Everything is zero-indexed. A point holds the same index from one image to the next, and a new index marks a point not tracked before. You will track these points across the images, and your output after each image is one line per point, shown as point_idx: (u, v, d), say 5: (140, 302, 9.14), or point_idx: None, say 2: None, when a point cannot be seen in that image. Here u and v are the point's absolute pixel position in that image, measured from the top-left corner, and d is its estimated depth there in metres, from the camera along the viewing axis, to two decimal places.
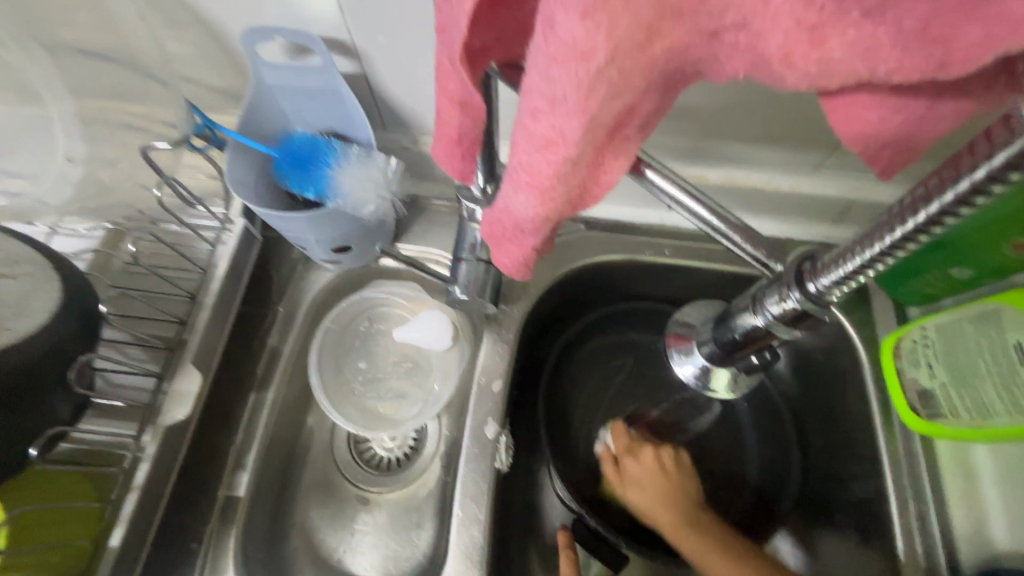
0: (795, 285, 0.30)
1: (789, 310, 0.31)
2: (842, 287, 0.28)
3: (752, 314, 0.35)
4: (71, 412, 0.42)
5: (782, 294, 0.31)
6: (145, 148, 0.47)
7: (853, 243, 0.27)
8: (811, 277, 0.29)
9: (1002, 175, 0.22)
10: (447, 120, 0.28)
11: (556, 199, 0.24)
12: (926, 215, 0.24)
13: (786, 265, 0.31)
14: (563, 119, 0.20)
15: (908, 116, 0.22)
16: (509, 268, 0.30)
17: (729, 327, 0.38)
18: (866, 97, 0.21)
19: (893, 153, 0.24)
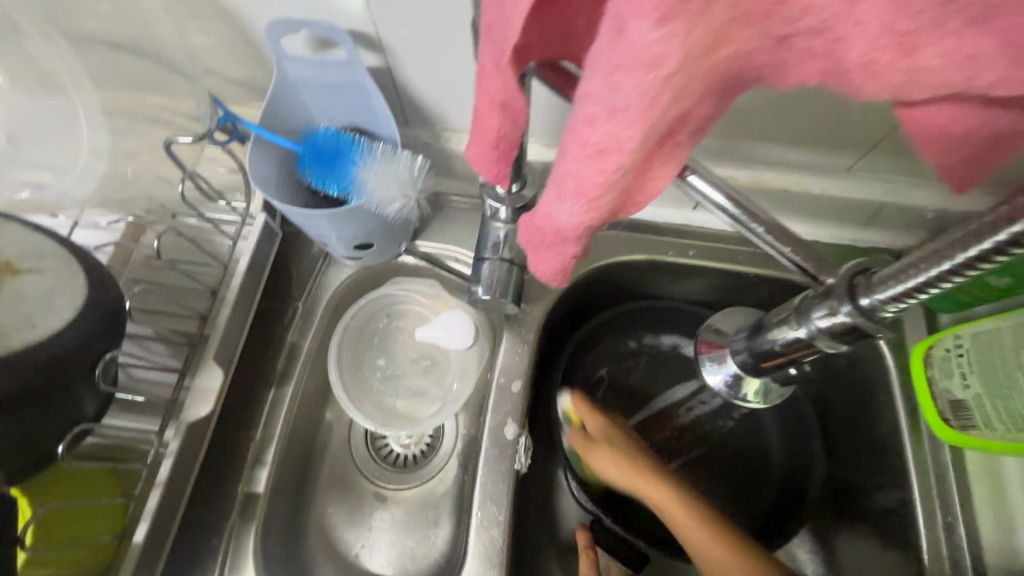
0: (847, 298, 0.29)
1: (838, 324, 0.30)
2: (899, 304, 0.27)
3: (794, 325, 0.34)
4: (97, 409, 0.42)
5: (832, 307, 0.30)
6: (168, 142, 0.47)
7: (913, 261, 0.26)
8: (865, 291, 0.28)
9: None
10: (485, 121, 0.27)
11: (602, 206, 0.23)
12: (996, 241, 0.23)
13: (839, 277, 0.30)
14: (621, 128, 0.19)
15: (994, 130, 0.21)
16: (546, 275, 0.29)
17: (767, 337, 0.37)
18: (951, 108, 0.20)
19: (970, 168, 0.22)
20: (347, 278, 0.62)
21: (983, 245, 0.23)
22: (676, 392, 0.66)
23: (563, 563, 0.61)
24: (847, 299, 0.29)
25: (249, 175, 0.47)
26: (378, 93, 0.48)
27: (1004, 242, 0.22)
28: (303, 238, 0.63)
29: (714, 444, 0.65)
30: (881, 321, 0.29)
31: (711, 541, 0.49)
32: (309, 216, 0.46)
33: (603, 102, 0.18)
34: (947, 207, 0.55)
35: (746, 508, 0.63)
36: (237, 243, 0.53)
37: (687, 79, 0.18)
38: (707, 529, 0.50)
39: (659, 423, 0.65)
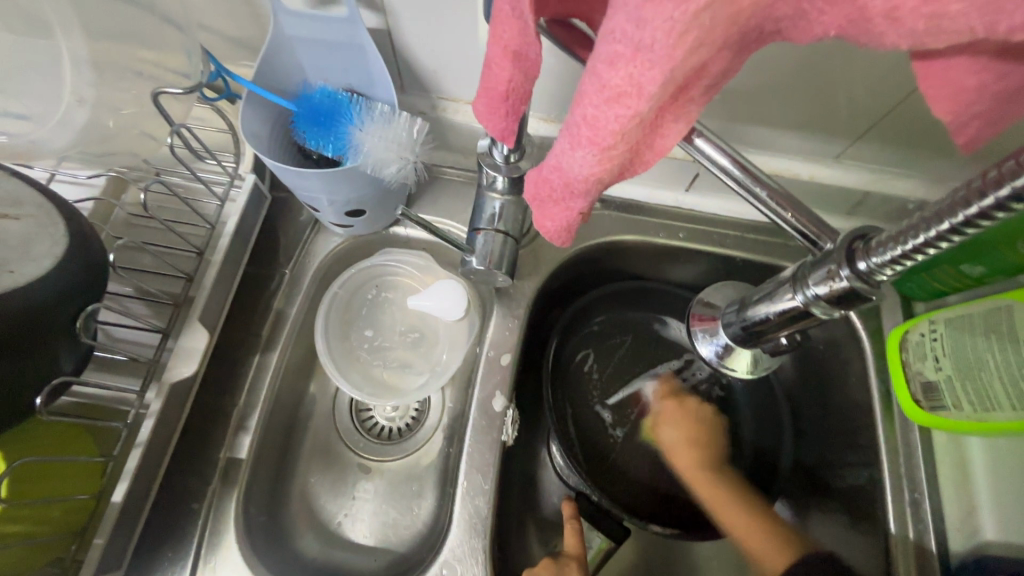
0: (845, 262, 0.30)
1: (836, 290, 0.31)
2: (894, 267, 0.28)
3: (790, 293, 0.35)
4: (75, 365, 0.40)
5: (831, 273, 0.31)
6: (157, 92, 0.45)
7: (910, 224, 0.26)
8: (863, 255, 0.29)
9: None
10: (496, 72, 0.27)
11: (615, 157, 0.23)
12: (988, 202, 0.24)
13: (837, 241, 0.31)
14: (644, 69, 0.19)
15: (1006, 86, 0.22)
16: (551, 232, 0.29)
17: (764, 307, 0.37)
18: (967, 60, 0.22)
19: (985, 125, 0.24)
20: (336, 247, 0.61)
21: (976, 206, 0.24)
22: (658, 370, 0.67)
23: (544, 535, 0.62)
24: (846, 263, 0.30)
25: (242, 131, 0.45)
26: (378, 54, 0.47)
27: (999, 202, 0.23)
28: (292, 205, 0.62)
29: None
30: (878, 285, 0.30)
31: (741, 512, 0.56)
32: (302, 176, 0.45)
33: (629, 41, 0.18)
34: (929, 198, 0.56)
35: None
36: (225, 204, 0.52)
37: (713, 20, 0.18)
38: (744, 513, 0.56)
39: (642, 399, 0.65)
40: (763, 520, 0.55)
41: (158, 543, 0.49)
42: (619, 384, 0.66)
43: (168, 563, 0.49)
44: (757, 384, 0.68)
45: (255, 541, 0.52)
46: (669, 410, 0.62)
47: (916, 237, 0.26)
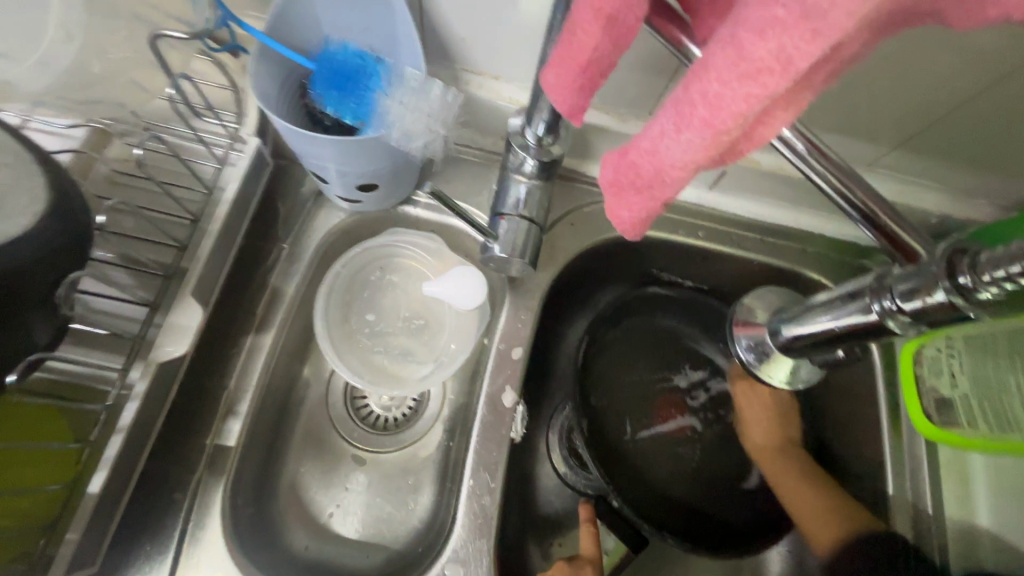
0: (943, 274, 0.27)
1: (929, 305, 0.28)
2: (998, 288, 0.25)
3: (864, 308, 0.33)
4: (50, 338, 0.36)
5: (926, 287, 0.28)
6: (155, 34, 0.40)
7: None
8: (967, 269, 0.27)
9: None
10: (582, 37, 0.24)
11: (724, 144, 0.20)
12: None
13: (936, 254, 0.29)
14: (799, 40, 0.16)
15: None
16: (625, 225, 0.26)
17: (826, 320, 0.36)
18: None
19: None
20: (339, 224, 0.57)
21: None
22: (677, 379, 0.64)
23: (542, 534, 0.61)
24: (944, 279, 0.27)
25: (252, 90, 0.41)
26: (408, 15, 0.42)
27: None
28: (293, 174, 0.57)
29: (709, 438, 0.62)
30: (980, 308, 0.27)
31: (813, 490, 0.56)
32: (317, 143, 0.41)
33: (787, 6, 0.16)
34: (952, 214, 0.56)
35: (739, 511, 0.60)
36: (224, 167, 0.47)
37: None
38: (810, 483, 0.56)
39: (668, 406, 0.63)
40: (828, 491, 0.55)
41: (133, 536, 0.45)
42: (645, 388, 0.63)
43: (143, 558, 0.45)
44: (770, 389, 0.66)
45: (241, 537, 0.48)
46: (745, 392, 0.61)
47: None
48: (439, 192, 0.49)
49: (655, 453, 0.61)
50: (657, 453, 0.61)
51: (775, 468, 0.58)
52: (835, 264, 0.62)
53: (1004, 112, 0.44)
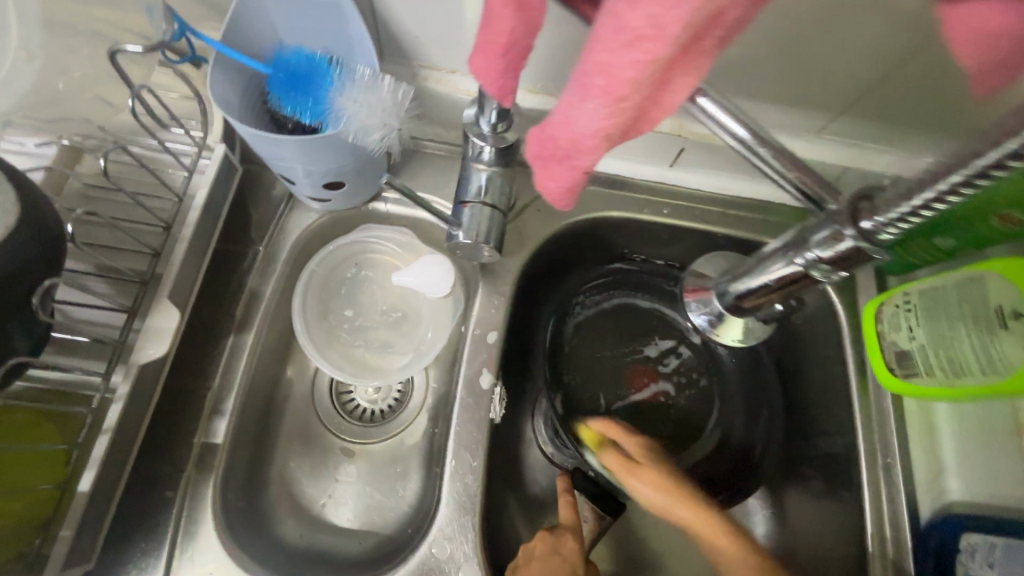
0: (850, 223, 0.32)
1: (841, 250, 0.33)
2: (896, 226, 0.31)
3: (788, 260, 0.37)
4: (31, 346, 0.37)
5: (836, 233, 0.33)
6: (114, 48, 0.41)
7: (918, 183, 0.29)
8: (868, 215, 0.32)
9: None
10: (497, 23, 0.25)
11: (625, 111, 0.22)
12: (997, 155, 0.26)
13: (841, 204, 0.33)
14: (663, 8, 0.18)
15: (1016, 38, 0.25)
16: (554, 195, 0.28)
17: (758, 278, 0.40)
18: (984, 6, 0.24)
19: (994, 68, 0.26)
20: (312, 223, 0.59)
21: (987, 159, 0.26)
22: (646, 350, 0.67)
23: (530, 512, 0.62)
24: (853, 221, 0.32)
25: (210, 97, 0.42)
26: (358, 16, 0.44)
27: (1011, 153, 0.26)
28: (264, 179, 0.58)
29: (682, 401, 0.65)
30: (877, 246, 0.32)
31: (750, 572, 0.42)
32: (278, 143, 0.42)
33: None
34: (903, 175, 0.58)
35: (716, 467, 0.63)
36: (192, 175, 0.49)
37: None
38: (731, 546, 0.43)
39: (638, 378, 0.65)
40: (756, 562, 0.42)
41: (128, 534, 0.47)
42: (616, 361, 0.66)
43: (139, 555, 0.46)
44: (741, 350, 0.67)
45: (234, 529, 0.50)
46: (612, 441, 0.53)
47: (927, 191, 0.29)
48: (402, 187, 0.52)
49: (631, 423, 0.64)
50: (631, 423, 0.64)
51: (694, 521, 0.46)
52: None
53: (936, 71, 0.46)
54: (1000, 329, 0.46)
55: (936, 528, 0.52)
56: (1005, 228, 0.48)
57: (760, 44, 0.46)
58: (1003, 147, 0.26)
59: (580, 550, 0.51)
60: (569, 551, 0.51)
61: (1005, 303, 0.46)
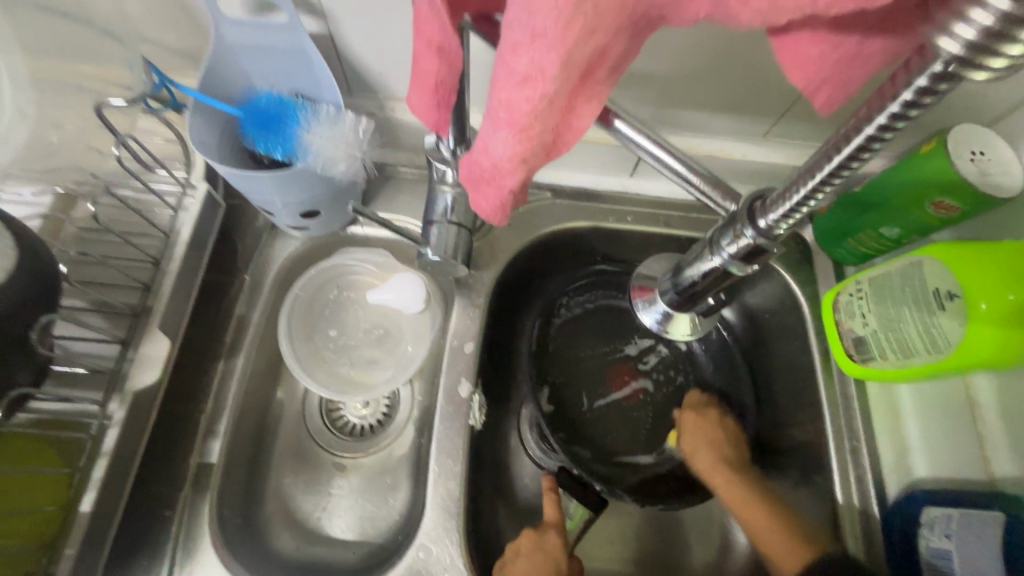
0: (747, 222, 0.30)
1: (744, 247, 0.31)
2: (790, 219, 0.29)
3: (707, 257, 0.35)
4: (32, 378, 0.41)
5: (736, 232, 0.31)
6: (99, 105, 0.45)
7: (794, 177, 0.27)
8: (761, 213, 0.29)
9: (933, 89, 0.20)
10: (425, 65, 0.29)
11: (532, 138, 0.26)
12: (858, 142, 0.23)
13: (740, 203, 0.31)
14: (541, 53, 0.22)
15: (844, 54, 0.22)
16: (488, 212, 0.31)
17: (687, 273, 0.38)
18: (807, 32, 0.22)
19: (828, 90, 0.24)
20: (295, 250, 0.62)
21: (851, 146, 0.24)
22: (628, 349, 0.69)
23: (518, 514, 0.65)
24: (749, 221, 0.30)
25: (189, 141, 0.46)
26: (322, 59, 0.48)
27: (869, 138, 0.23)
28: (248, 211, 0.62)
29: (662, 397, 0.68)
30: (777, 239, 0.30)
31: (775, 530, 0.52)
32: (253, 179, 0.46)
33: (526, 29, 0.21)
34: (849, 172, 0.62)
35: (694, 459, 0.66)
36: (178, 213, 0.53)
37: (587, 6, 0.20)
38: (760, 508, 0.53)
39: (620, 376, 0.68)
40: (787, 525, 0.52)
41: (130, 554, 0.49)
42: (598, 361, 0.68)
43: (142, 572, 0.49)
44: (714, 345, 0.70)
45: (230, 544, 0.52)
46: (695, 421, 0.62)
47: (801, 188, 0.26)
48: (362, 208, 0.54)
49: (613, 420, 0.66)
50: (612, 420, 0.66)
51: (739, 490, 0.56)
52: None
53: None
54: (940, 310, 0.49)
55: (902, 504, 0.54)
56: (941, 214, 0.53)
57: (695, 61, 0.49)
58: (859, 134, 0.23)
59: (562, 543, 0.54)
60: (553, 546, 0.53)
61: (942, 285, 0.49)
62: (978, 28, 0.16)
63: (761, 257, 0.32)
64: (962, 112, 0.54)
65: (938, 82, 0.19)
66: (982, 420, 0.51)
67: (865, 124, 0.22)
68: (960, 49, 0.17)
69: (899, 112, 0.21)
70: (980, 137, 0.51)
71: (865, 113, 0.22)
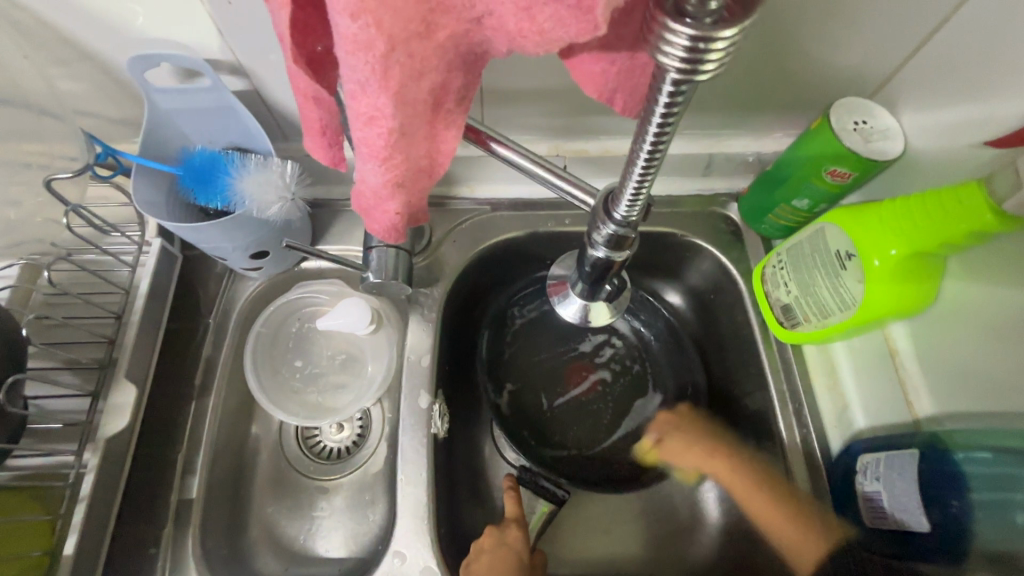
0: (606, 216, 0.35)
1: (608, 235, 0.36)
2: (636, 207, 0.34)
3: (591, 249, 0.39)
4: (8, 436, 0.45)
5: (600, 226, 0.36)
6: (47, 178, 0.49)
7: (623, 172, 0.31)
8: (614, 207, 0.35)
9: (679, 90, 0.24)
10: (308, 113, 0.33)
11: (397, 166, 0.30)
12: (650, 138, 0.27)
13: (598, 201, 0.36)
14: (375, 98, 0.26)
15: (621, 67, 0.27)
16: (381, 233, 0.35)
17: (582, 262, 0.42)
18: (586, 55, 0.26)
19: (619, 95, 0.29)
20: (255, 290, 0.66)
21: (649, 137, 0.27)
22: (582, 347, 0.73)
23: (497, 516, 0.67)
24: (607, 217, 0.35)
25: (134, 203, 0.51)
26: (247, 112, 0.52)
27: (657, 135, 0.27)
28: (206, 259, 0.66)
29: (620, 387, 0.71)
30: (634, 224, 0.36)
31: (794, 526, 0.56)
32: (198, 230, 0.50)
33: (354, 81, 0.26)
34: (762, 151, 0.67)
35: (655, 440, 0.68)
36: (136, 269, 0.57)
37: (400, 55, 0.24)
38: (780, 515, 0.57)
39: (579, 373, 0.72)
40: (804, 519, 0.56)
41: None
42: (557, 362, 0.72)
43: None
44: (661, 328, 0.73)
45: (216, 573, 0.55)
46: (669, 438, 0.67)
47: (630, 183, 0.31)
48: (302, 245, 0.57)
49: (574, 417, 0.70)
50: (576, 416, 0.70)
51: (770, 508, 0.58)
52: (691, 217, 0.71)
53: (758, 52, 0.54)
54: (845, 270, 0.53)
55: (845, 456, 0.57)
56: (837, 182, 0.57)
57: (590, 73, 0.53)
58: (647, 134, 0.27)
59: (522, 537, 0.58)
60: (514, 539, 0.58)
61: (842, 247, 0.53)
62: (681, 47, 0.21)
63: (629, 241, 0.37)
64: (846, 89, 0.59)
65: (677, 84, 0.23)
66: (903, 371, 0.54)
67: (648, 125, 0.27)
68: (678, 61, 0.22)
69: (667, 111, 0.25)
70: (859, 108, 0.56)
71: (645, 116, 0.27)
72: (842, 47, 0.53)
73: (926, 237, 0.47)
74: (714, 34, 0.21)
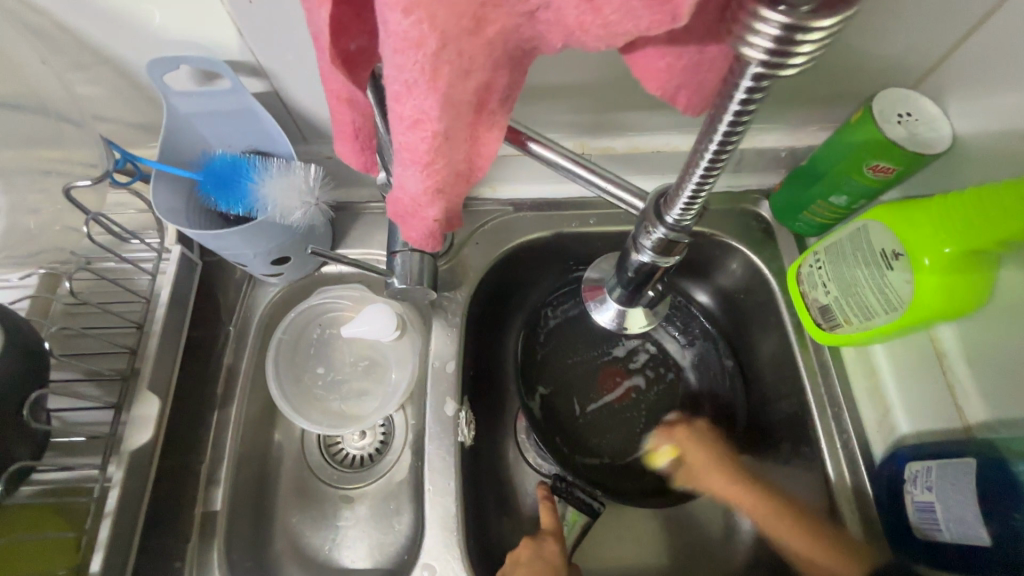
0: (657, 219, 0.33)
1: (658, 240, 0.34)
2: (692, 211, 0.32)
3: (636, 253, 0.37)
4: (32, 451, 0.44)
5: (648, 229, 0.34)
6: (66, 185, 0.48)
7: (681, 173, 0.29)
8: (667, 210, 0.33)
9: (759, 84, 0.22)
10: (341, 116, 0.32)
11: (440, 172, 0.28)
12: (719, 135, 0.25)
13: (648, 203, 0.34)
14: (421, 99, 0.24)
15: (687, 61, 0.25)
16: (419, 240, 0.34)
17: (624, 267, 0.40)
18: (649, 49, 0.25)
19: (682, 92, 0.27)
20: (275, 295, 0.65)
21: (717, 135, 0.25)
22: (615, 351, 0.71)
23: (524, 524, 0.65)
24: (658, 220, 0.33)
25: (155, 210, 0.50)
26: (268, 115, 0.51)
27: (726, 133, 0.25)
28: (225, 265, 0.65)
29: (653, 395, 0.70)
30: (686, 228, 0.34)
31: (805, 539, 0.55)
32: (219, 237, 0.49)
33: (400, 81, 0.24)
34: (796, 145, 0.64)
35: None
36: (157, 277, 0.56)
37: (449, 54, 0.23)
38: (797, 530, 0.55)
39: (612, 378, 0.70)
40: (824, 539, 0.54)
41: None
42: (591, 367, 0.70)
43: None
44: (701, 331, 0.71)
45: None
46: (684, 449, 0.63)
47: (688, 185, 0.29)
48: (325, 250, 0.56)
49: (606, 424, 0.68)
50: (609, 423, 0.68)
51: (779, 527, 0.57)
52: (721, 215, 0.69)
53: None
54: (890, 270, 0.51)
55: (890, 463, 0.55)
56: (878, 176, 0.55)
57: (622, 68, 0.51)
58: (714, 131, 0.25)
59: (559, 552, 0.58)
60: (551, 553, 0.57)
61: (887, 246, 0.51)
62: (770, 37, 0.20)
63: (678, 248, 0.35)
64: (888, 79, 0.56)
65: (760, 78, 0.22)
66: (952, 374, 0.52)
67: (718, 122, 0.25)
68: (763, 53, 0.21)
69: (741, 108, 0.24)
70: (903, 100, 0.53)
71: (714, 113, 0.25)
72: (887, 35, 0.50)
73: (982, 236, 0.44)
74: (810, 25, 0.19)
